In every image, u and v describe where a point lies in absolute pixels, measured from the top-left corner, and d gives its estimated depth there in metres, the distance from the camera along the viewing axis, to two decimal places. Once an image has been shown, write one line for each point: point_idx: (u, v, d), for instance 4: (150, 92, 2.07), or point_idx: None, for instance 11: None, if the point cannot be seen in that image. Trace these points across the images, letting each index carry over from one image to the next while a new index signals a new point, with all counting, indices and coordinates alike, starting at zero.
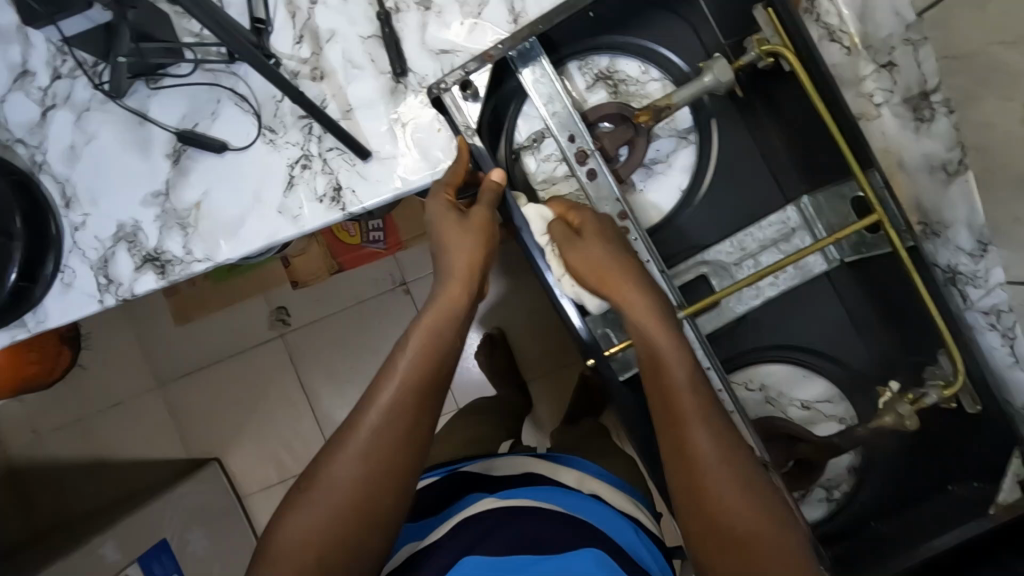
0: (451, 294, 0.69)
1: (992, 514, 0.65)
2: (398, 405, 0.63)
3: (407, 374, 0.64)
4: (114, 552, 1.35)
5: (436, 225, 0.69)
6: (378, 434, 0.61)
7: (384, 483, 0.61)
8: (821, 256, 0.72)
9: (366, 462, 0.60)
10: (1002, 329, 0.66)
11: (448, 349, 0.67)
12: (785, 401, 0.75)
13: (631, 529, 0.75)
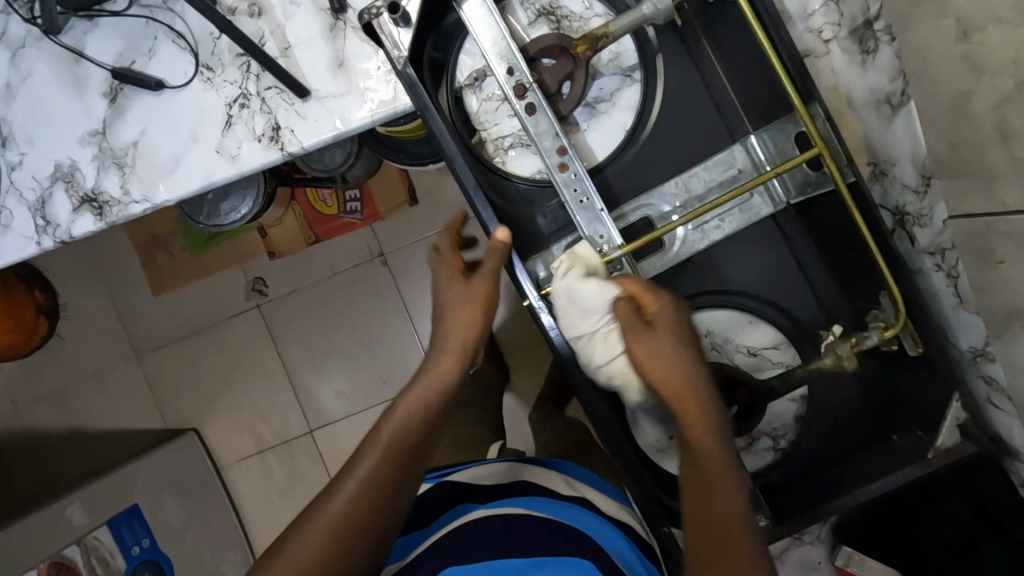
0: (448, 358, 0.71)
1: (931, 457, 0.66)
2: (388, 458, 0.65)
3: (399, 432, 0.66)
4: (81, 515, 1.35)
5: (443, 283, 0.74)
6: (375, 484, 0.64)
7: (372, 523, 0.63)
8: (766, 197, 0.70)
9: (350, 508, 0.62)
10: (945, 268, 0.65)
11: (440, 413, 0.69)
12: (731, 348, 0.74)
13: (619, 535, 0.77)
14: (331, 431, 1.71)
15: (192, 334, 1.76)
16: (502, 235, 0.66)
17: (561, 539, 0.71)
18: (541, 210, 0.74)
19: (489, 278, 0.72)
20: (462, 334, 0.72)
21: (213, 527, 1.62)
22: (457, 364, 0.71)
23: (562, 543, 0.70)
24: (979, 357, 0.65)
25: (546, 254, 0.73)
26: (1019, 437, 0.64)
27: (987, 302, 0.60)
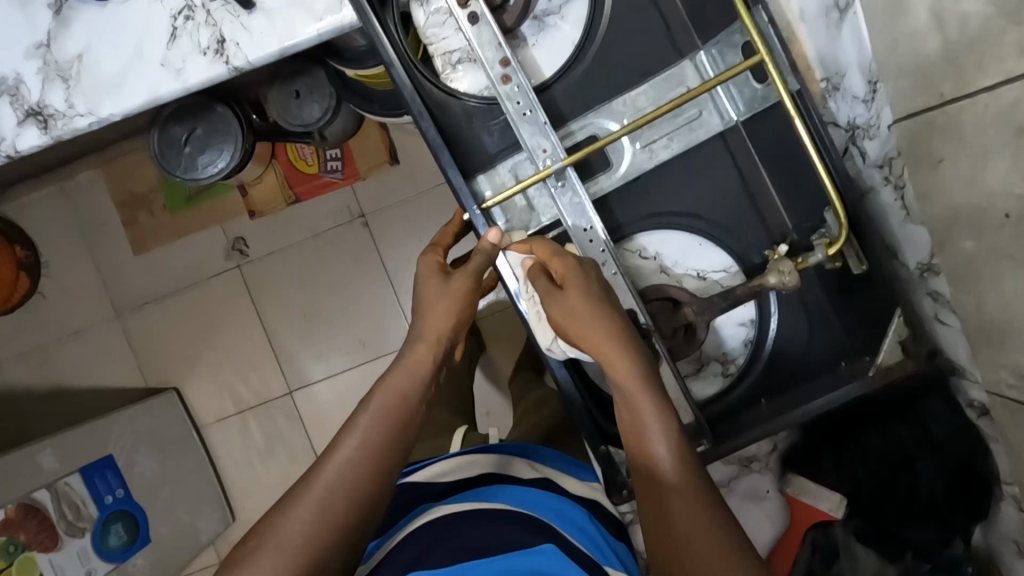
0: (420, 355, 0.66)
1: (871, 375, 0.66)
2: (359, 457, 0.59)
3: (368, 432, 0.60)
4: (52, 461, 1.30)
5: (421, 281, 0.70)
6: (347, 476, 0.58)
7: (346, 522, 0.57)
8: (716, 114, 0.69)
9: (322, 511, 0.56)
10: (892, 180, 0.63)
11: (414, 414, 0.64)
12: (680, 272, 0.74)
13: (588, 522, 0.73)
14: (311, 393, 1.69)
15: (172, 293, 1.73)
16: (494, 237, 0.66)
17: (524, 529, 0.65)
18: (488, 127, 0.73)
19: (473, 274, 0.69)
20: (435, 333, 0.67)
21: (190, 485, 1.60)
22: (430, 359, 0.66)
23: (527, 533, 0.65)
24: (926, 273, 0.63)
25: (492, 172, 0.72)
26: (963, 358, 0.62)
27: (929, 211, 0.58)
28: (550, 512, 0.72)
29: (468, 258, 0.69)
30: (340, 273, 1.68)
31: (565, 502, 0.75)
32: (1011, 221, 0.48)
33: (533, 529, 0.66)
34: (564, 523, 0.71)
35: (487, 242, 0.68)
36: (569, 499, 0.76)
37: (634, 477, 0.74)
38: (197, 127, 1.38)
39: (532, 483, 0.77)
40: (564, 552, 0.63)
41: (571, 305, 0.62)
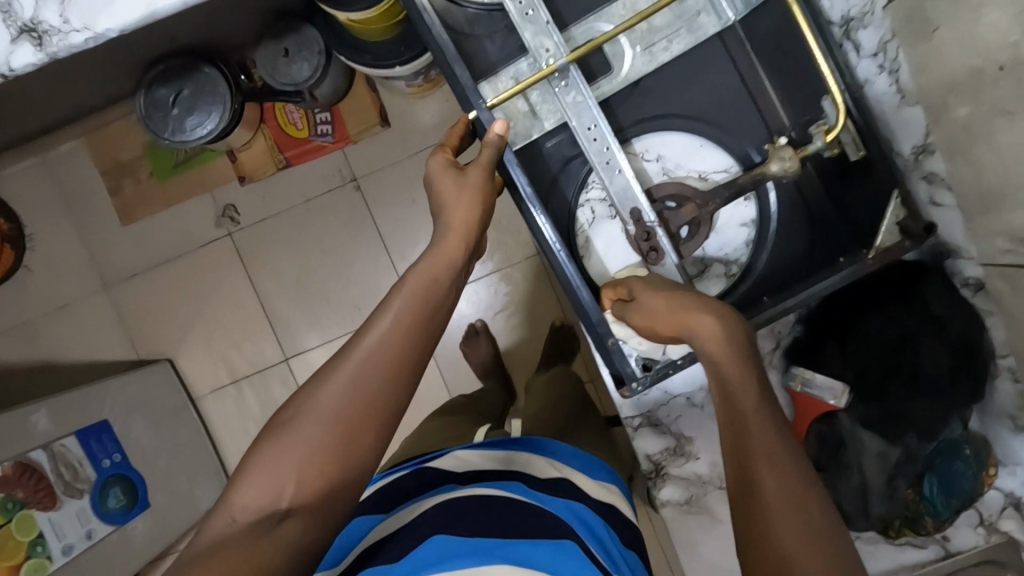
0: (450, 242, 0.65)
1: (870, 258, 0.66)
2: (394, 333, 0.57)
3: (402, 312, 0.58)
4: (46, 422, 1.25)
5: (435, 182, 0.69)
6: (376, 351, 0.56)
7: (377, 395, 0.54)
8: (713, 17, 0.70)
9: (361, 381, 0.54)
10: (886, 66, 0.65)
11: (447, 295, 0.62)
12: (682, 173, 0.75)
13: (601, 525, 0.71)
14: (307, 359, 1.67)
15: (161, 264, 1.69)
16: (498, 127, 0.67)
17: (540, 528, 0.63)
18: (490, 35, 0.74)
19: (486, 169, 0.69)
20: (464, 221, 0.66)
21: (188, 452, 1.57)
22: (460, 245, 0.65)
23: (546, 529, 0.63)
24: (921, 156, 0.66)
25: (494, 79, 0.72)
26: (958, 236, 0.66)
27: (925, 84, 0.61)
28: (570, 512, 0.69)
29: (479, 152, 0.69)
30: (333, 240, 1.65)
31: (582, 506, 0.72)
32: (1005, 75, 0.50)
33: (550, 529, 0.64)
34: (580, 521, 0.69)
35: (494, 133, 0.69)
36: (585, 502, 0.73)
37: (642, 367, 0.73)
38: (183, 88, 1.37)
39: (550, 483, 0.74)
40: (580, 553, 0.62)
41: (647, 306, 0.63)
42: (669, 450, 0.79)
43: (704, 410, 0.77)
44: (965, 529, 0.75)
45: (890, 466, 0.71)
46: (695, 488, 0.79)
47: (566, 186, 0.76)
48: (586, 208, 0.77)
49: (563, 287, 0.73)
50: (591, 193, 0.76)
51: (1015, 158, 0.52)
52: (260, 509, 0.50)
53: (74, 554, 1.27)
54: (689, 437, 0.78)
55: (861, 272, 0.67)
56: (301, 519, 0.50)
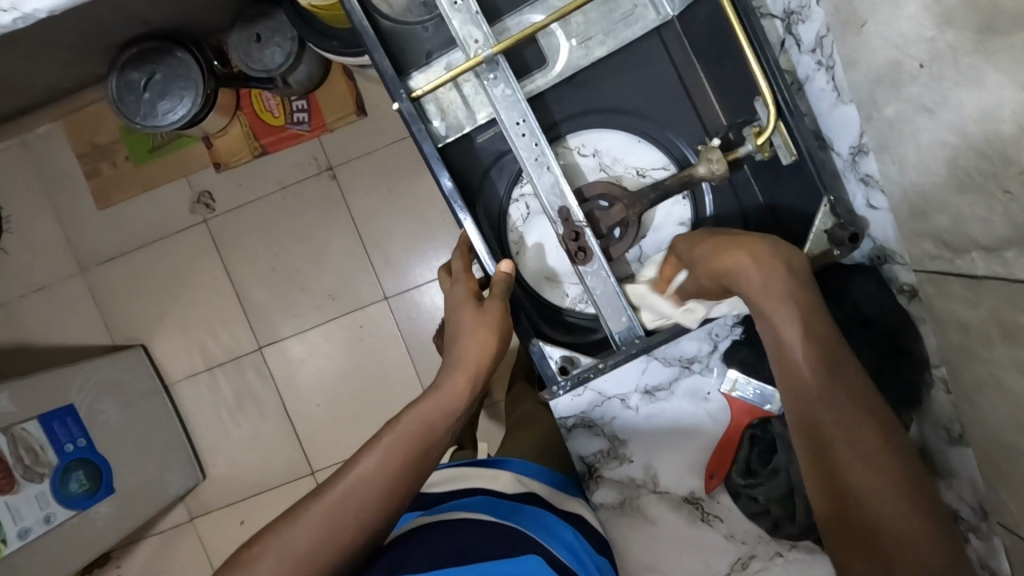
0: (454, 385, 0.68)
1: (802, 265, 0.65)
2: (378, 473, 0.61)
3: (393, 450, 0.63)
4: (7, 404, 1.19)
5: (454, 312, 0.72)
6: (360, 488, 0.60)
7: (349, 536, 0.58)
8: (652, 9, 0.68)
9: (325, 530, 0.58)
10: (824, 63, 0.62)
11: (440, 439, 0.66)
12: (619, 169, 0.74)
13: (571, 533, 0.68)
14: (281, 349, 1.61)
15: (136, 249, 1.63)
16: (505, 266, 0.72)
17: (501, 540, 0.61)
18: (423, 22, 0.72)
19: (502, 299, 0.71)
20: (473, 363, 0.69)
21: (158, 438, 1.52)
22: (463, 391, 0.68)
23: (506, 544, 0.60)
24: (856, 156, 0.63)
25: (426, 68, 0.71)
26: (892, 242, 0.64)
27: (856, 81, 0.59)
28: (537, 527, 0.66)
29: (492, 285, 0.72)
30: (309, 229, 1.58)
31: (552, 518, 0.69)
32: (924, 72, 0.49)
33: (511, 541, 0.61)
34: (543, 533, 0.66)
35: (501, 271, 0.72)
36: (551, 513, 0.71)
37: (562, 369, 0.73)
38: (154, 72, 1.35)
39: (514, 497, 0.71)
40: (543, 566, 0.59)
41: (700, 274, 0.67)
42: (604, 451, 0.78)
43: (638, 412, 0.76)
44: None
45: None
46: (628, 491, 0.78)
47: (498, 180, 0.77)
48: (518, 203, 0.78)
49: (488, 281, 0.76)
50: (524, 189, 0.78)
51: (937, 156, 0.51)
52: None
53: (32, 537, 1.21)
54: (622, 439, 0.77)
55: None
56: None
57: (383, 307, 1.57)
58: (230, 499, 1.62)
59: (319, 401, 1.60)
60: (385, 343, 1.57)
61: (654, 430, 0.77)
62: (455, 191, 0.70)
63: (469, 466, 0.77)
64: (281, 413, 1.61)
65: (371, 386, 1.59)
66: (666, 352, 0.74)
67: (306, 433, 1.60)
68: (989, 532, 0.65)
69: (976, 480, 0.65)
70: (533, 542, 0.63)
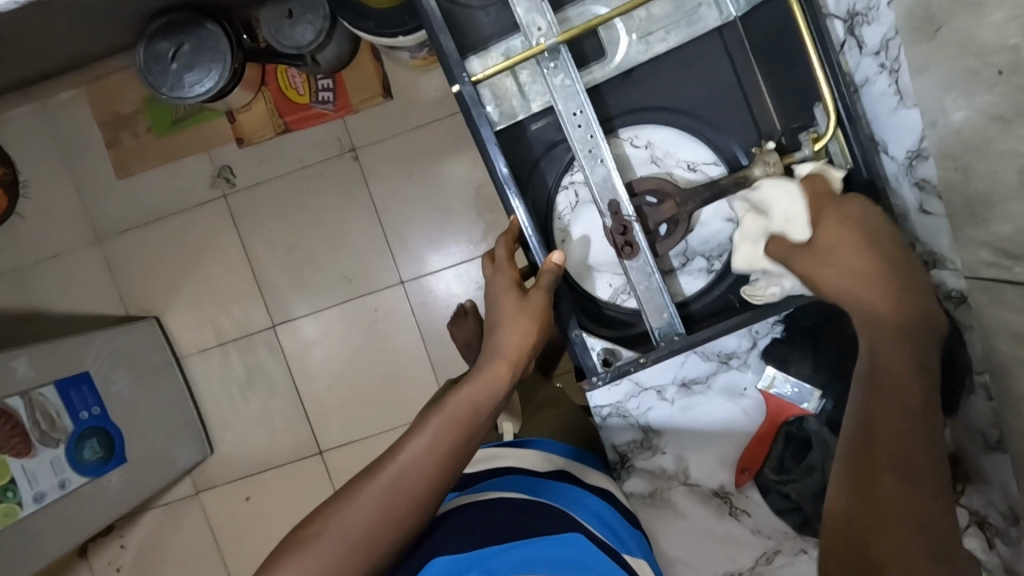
0: (497, 370, 0.68)
1: None
2: (426, 458, 0.61)
3: (440, 434, 0.63)
4: (26, 368, 1.19)
5: (497, 298, 0.72)
6: (411, 471, 0.60)
7: (398, 520, 0.59)
8: (715, 9, 0.69)
9: (378, 509, 0.58)
10: (888, 66, 0.63)
11: (483, 423, 0.65)
12: (670, 162, 0.74)
13: (606, 509, 0.69)
14: (294, 328, 1.61)
15: (153, 220, 1.62)
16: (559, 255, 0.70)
17: (542, 520, 0.62)
18: (484, 7, 0.72)
19: (547, 289, 0.71)
20: (515, 348, 0.69)
21: (167, 410, 1.52)
22: (504, 377, 0.68)
23: (547, 523, 0.61)
24: (914, 160, 0.64)
25: (485, 54, 0.72)
26: (943, 245, 0.65)
27: (921, 85, 0.59)
28: (570, 503, 0.67)
29: (538, 276, 0.71)
30: (328, 210, 1.57)
31: (587, 494, 0.70)
32: (1002, 79, 0.49)
33: (555, 522, 0.62)
34: (583, 512, 0.66)
35: (551, 263, 0.71)
36: (584, 488, 0.72)
37: (604, 360, 0.75)
38: (184, 43, 1.34)
39: (546, 474, 0.73)
40: (588, 546, 0.60)
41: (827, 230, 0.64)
42: (637, 442, 0.79)
43: (673, 404, 0.77)
44: None
45: None
46: (659, 482, 0.79)
47: (548, 170, 0.77)
48: (568, 191, 0.78)
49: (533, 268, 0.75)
50: (574, 177, 0.77)
51: (1007, 163, 0.51)
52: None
53: (46, 502, 1.21)
54: (656, 430, 0.78)
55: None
56: None
57: (400, 292, 1.57)
58: (237, 475, 1.63)
59: (330, 383, 1.60)
60: (399, 328, 1.58)
61: (688, 423, 0.77)
62: (508, 175, 0.70)
63: (502, 444, 0.78)
64: (292, 393, 1.62)
65: (383, 370, 1.59)
66: (705, 348, 0.74)
67: (317, 414, 1.61)
68: (1018, 537, 0.67)
69: (1008, 485, 0.67)
70: (572, 520, 0.64)
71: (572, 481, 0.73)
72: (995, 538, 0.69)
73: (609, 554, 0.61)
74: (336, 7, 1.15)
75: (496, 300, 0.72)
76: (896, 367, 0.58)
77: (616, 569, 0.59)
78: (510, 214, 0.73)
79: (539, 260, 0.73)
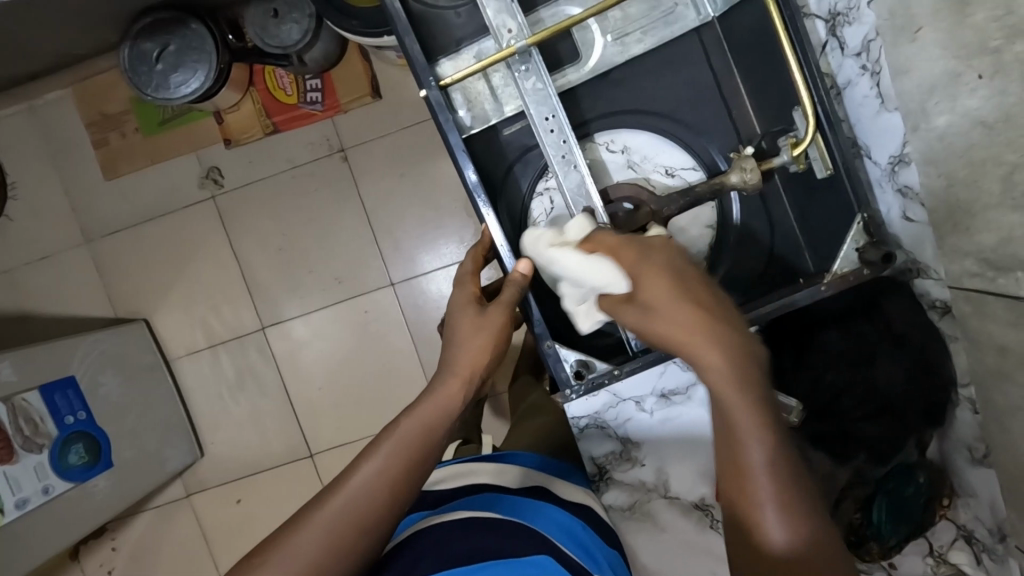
0: (452, 387, 0.65)
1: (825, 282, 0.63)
2: (377, 483, 0.57)
3: (393, 456, 0.59)
4: (9, 373, 1.18)
5: (454, 315, 0.70)
6: (358, 499, 0.56)
7: (345, 554, 0.54)
8: (693, 9, 0.67)
9: (327, 541, 0.54)
10: (869, 68, 0.61)
11: (439, 442, 0.62)
12: (648, 167, 0.72)
13: (582, 529, 0.67)
14: (285, 330, 1.60)
15: (142, 221, 1.61)
16: (525, 267, 0.68)
17: (511, 545, 0.59)
18: (455, 8, 0.70)
19: (507, 306, 0.69)
20: (469, 363, 0.66)
21: (156, 413, 1.50)
22: (460, 393, 0.65)
23: (516, 548, 0.59)
24: (897, 166, 0.62)
25: (456, 56, 0.70)
26: (927, 253, 0.63)
27: (904, 88, 0.57)
28: (533, 516, 0.65)
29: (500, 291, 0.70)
30: (317, 210, 1.56)
31: (554, 510, 0.67)
32: (983, 84, 0.47)
33: (524, 547, 0.59)
34: (557, 534, 0.64)
35: (518, 274, 0.70)
36: (563, 509, 0.69)
37: (577, 373, 0.71)
38: (169, 43, 1.32)
39: (519, 492, 0.69)
40: (554, 567, 0.58)
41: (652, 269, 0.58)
42: (616, 453, 0.77)
43: (653, 415, 0.75)
44: (914, 557, 0.72)
45: (837, 487, 0.67)
46: (638, 495, 0.77)
47: (522, 175, 0.75)
48: (542, 197, 0.76)
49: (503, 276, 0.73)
50: (549, 183, 0.76)
51: (990, 172, 0.49)
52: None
53: (30, 508, 1.19)
54: (636, 442, 0.76)
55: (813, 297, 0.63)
56: None
57: (391, 293, 1.55)
58: (228, 477, 1.62)
59: (321, 385, 1.59)
60: (390, 330, 1.56)
61: (667, 434, 0.76)
62: (478, 182, 0.68)
63: (475, 458, 0.75)
64: (283, 395, 1.60)
65: (374, 372, 1.58)
66: None
67: (308, 417, 1.59)
68: (1005, 554, 0.65)
69: (995, 501, 0.65)
70: (544, 543, 0.61)
71: (548, 499, 0.70)
72: (983, 554, 0.68)
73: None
74: (319, 5, 1.13)
75: (454, 318, 0.71)
76: (732, 372, 0.51)
77: None
78: (482, 223, 0.71)
79: (509, 265, 0.71)
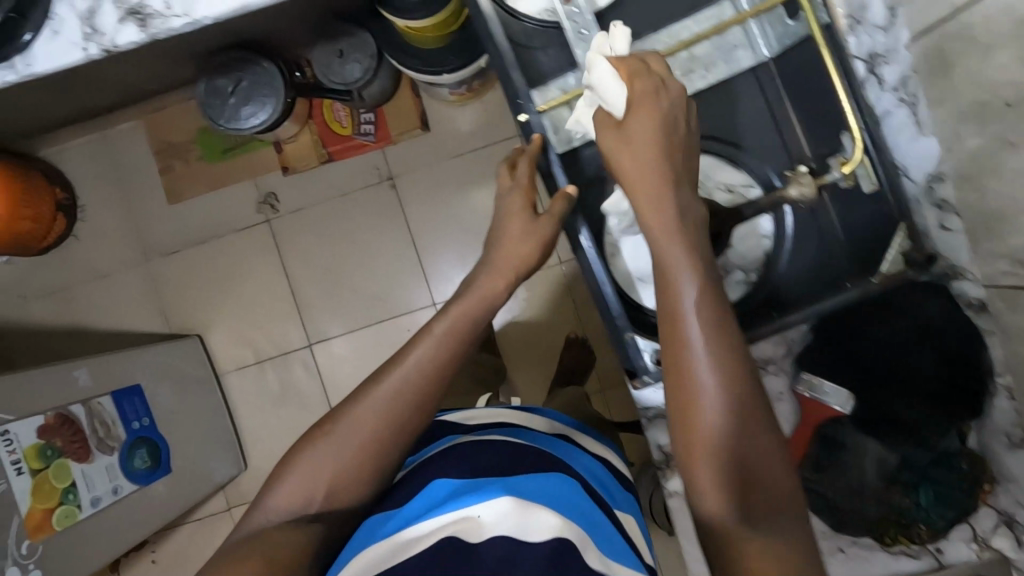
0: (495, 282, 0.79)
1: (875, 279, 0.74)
2: (423, 367, 0.71)
3: (439, 341, 0.72)
4: (86, 378, 1.26)
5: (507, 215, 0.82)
6: (406, 380, 0.70)
7: (398, 423, 0.69)
8: (749, 53, 0.77)
9: (384, 410, 0.69)
10: (907, 99, 0.74)
11: (477, 333, 0.76)
12: (710, 185, 0.81)
13: (595, 465, 0.79)
14: (329, 346, 1.68)
15: (199, 242, 1.72)
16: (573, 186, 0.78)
17: (538, 461, 0.70)
18: (542, 49, 0.82)
19: (557, 219, 0.79)
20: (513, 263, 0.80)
21: (207, 423, 1.58)
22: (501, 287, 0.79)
23: (542, 466, 0.69)
24: (933, 182, 0.75)
25: (544, 88, 0.80)
26: (965, 257, 0.75)
27: None
28: (552, 448, 0.77)
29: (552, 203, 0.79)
30: (366, 234, 1.67)
31: (574, 449, 0.79)
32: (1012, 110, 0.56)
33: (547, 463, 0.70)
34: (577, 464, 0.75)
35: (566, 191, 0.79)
36: (582, 449, 0.81)
37: (655, 361, 0.79)
38: (241, 79, 1.42)
39: (542, 431, 0.81)
40: (575, 485, 0.67)
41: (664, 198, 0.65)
42: None
43: None
44: (960, 543, 0.78)
45: (887, 471, 0.76)
46: None
47: (599, 191, 0.83)
48: None
49: (581, 266, 0.82)
50: None
51: None
52: (287, 516, 0.66)
53: (101, 506, 1.25)
54: None
55: (864, 293, 0.75)
56: (331, 518, 0.67)
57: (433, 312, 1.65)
58: None
59: None
60: None
61: None
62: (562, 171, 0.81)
63: (511, 409, 0.86)
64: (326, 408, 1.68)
65: None
66: None
67: None
68: None
69: None
70: (566, 468, 0.72)
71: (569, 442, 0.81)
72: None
73: (595, 497, 0.69)
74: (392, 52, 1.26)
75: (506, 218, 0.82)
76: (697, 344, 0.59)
77: (599, 510, 0.66)
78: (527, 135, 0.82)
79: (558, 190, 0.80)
